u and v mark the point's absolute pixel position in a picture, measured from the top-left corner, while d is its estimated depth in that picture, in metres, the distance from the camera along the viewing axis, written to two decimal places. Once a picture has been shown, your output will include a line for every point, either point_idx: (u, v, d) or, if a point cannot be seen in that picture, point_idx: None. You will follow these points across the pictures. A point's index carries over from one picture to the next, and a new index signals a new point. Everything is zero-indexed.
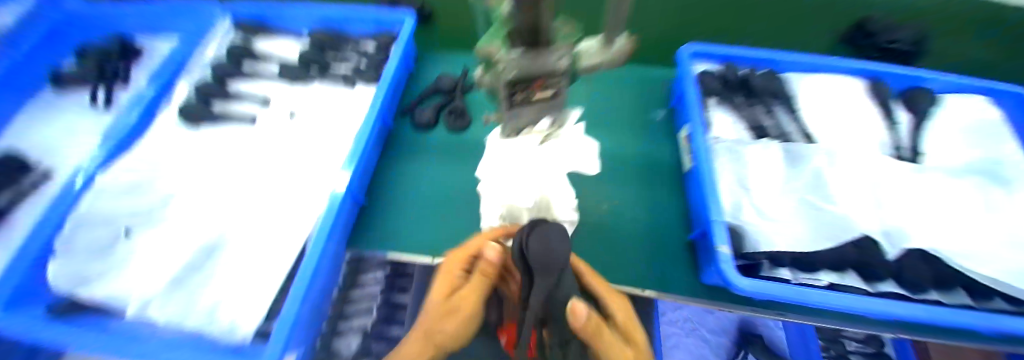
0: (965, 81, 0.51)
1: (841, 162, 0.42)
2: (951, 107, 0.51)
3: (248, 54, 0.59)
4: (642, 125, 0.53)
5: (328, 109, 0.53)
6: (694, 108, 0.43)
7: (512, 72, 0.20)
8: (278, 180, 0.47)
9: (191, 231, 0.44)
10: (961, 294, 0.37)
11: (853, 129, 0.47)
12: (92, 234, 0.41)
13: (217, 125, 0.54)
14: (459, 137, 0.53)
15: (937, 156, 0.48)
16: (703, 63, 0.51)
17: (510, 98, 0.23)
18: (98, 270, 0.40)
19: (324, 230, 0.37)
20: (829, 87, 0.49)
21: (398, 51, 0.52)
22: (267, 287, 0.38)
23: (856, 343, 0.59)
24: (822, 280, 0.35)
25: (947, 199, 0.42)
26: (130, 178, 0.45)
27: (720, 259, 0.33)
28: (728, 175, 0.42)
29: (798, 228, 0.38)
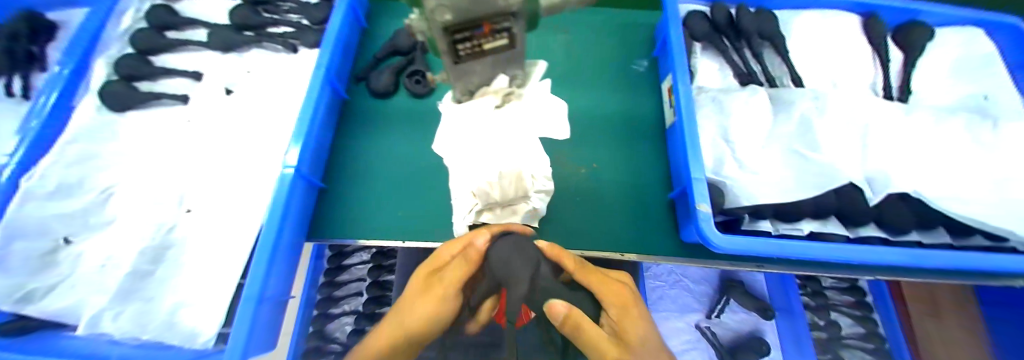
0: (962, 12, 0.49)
1: (830, 105, 0.39)
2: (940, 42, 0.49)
3: (168, 20, 0.50)
4: (624, 78, 0.49)
5: (270, 80, 0.47)
6: (679, 55, 0.39)
7: (446, 14, 0.16)
8: (225, 166, 0.42)
9: (127, 230, 0.39)
10: (941, 233, 0.37)
11: (845, 70, 0.44)
12: (26, 246, 0.36)
13: (148, 107, 0.46)
14: (424, 103, 0.48)
15: (928, 94, 0.46)
16: (689, 3, 0.46)
17: (454, 50, 0.19)
18: (43, 284, 0.35)
19: (274, 217, 0.33)
20: (820, 24, 0.46)
21: (342, 5, 0.45)
22: (224, 285, 0.35)
23: (833, 280, 0.61)
24: (801, 230, 0.36)
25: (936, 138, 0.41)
26: (58, 178, 0.39)
27: (700, 218, 0.31)
28: (710, 128, 0.39)
29: (782, 178, 0.35)
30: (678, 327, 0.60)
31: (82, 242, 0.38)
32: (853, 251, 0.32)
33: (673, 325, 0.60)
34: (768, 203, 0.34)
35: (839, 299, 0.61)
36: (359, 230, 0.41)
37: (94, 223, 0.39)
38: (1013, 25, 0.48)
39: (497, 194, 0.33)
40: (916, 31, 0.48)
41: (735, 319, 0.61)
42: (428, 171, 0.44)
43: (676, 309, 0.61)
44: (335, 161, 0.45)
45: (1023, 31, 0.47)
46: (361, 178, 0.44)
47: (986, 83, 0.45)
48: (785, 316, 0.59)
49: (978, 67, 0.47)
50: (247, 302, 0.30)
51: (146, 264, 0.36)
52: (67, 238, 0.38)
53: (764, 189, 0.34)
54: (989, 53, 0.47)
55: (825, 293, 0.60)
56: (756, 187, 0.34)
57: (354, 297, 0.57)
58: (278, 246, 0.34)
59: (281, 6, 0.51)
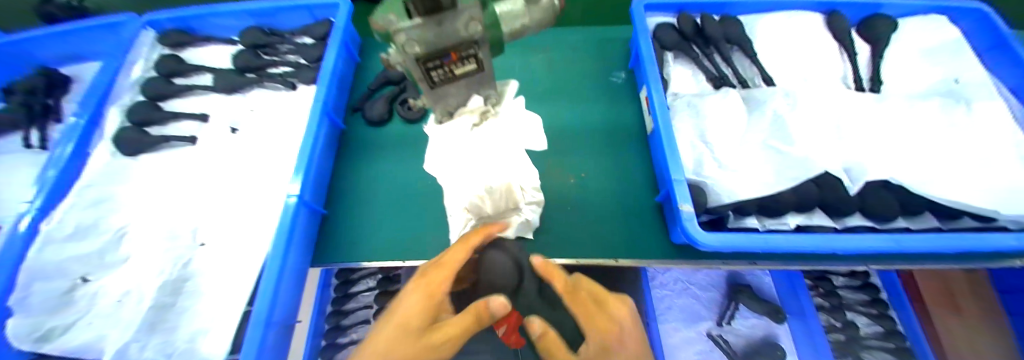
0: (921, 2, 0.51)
1: (801, 101, 0.41)
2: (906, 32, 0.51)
3: (177, 68, 0.54)
4: (605, 89, 0.51)
5: (273, 117, 0.50)
6: (651, 65, 0.41)
7: (416, 46, 0.18)
8: (232, 199, 0.44)
9: (141, 266, 0.41)
10: (928, 217, 0.38)
11: (815, 67, 0.47)
12: (45, 287, 0.38)
13: (159, 150, 0.49)
14: (417, 127, 0.51)
15: (901, 81, 0.48)
16: (659, 15, 0.49)
17: (427, 76, 0.21)
18: (61, 323, 0.37)
19: (279, 243, 0.35)
20: (785, 25, 0.48)
21: (337, 43, 0.49)
22: (233, 314, 0.36)
23: (844, 278, 0.60)
24: (788, 224, 0.36)
25: (911, 124, 0.42)
26: (75, 221, 0.42)
27: (682, 218, 0.32)
28: (689, 131, 0.41)
29: (762, 174, 0.37)
30: (689, 336, 0.60)
31: (99, 280, 0.40)
32: (839, 241, 0.32)
33: (683, 335, 0.60)
34: (748, 198, 0.35)
35: (853, 298, 0.59)
36: (361, 252, 0.42)
37: (109, 262, 0.41)
38: (974, 11, 0.50)
39: (488, 207, 0.35)
40: (878, 25, 0.50)
41: (747, 325, 0.60)
42: (424, 191, 0.46)
43: (684, 317, 0.61)
44: (336, 188, 0.47)
45: (983, 16, 0.49)
46: (361, 203, 0.46)
47: (953, 69, 0.47)
48: (797, 320, 0.57)
49: (945, 54, 0.49)
50: (255, 327, 0.31)
51: (167, 296, 0.38)
52: (85, 277, 0.40)
53: (744, 185, 0.35)
54: (954, 39, 0.49)
55: (837, 293, 0.58)
56: (736, 183, 0.36)
57: (361, 325, 0.57)
58: (283, 272, 0.35)
59: (280, 48, 0.55)
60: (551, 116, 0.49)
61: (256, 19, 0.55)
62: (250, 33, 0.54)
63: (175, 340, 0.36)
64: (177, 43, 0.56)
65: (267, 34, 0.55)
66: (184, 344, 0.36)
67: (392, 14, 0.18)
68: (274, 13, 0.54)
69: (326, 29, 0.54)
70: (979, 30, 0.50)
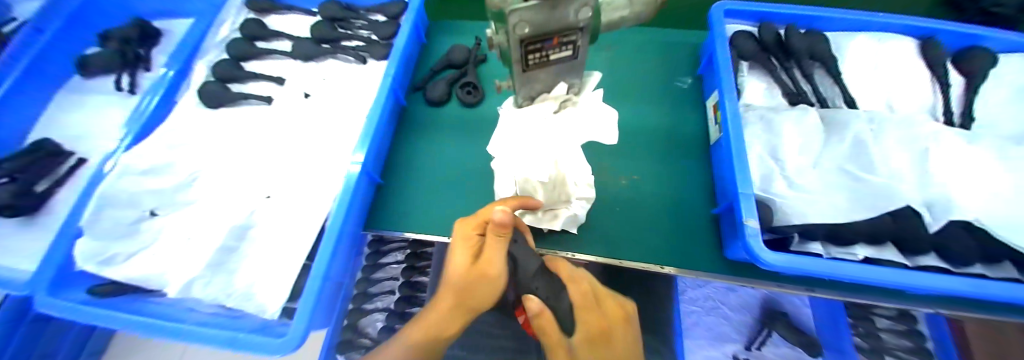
0: None
1: (885, 128, 0.38)
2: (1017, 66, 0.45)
3: (261, 33, 0.58)
4: (667, 94, 0.50)
5: (340, 87, 0.53)
6: (725, 74, 0.40)
7: (525, 28, 0.19)
8: (298, 159, 0.48)
9: (216, 208, 0.45)
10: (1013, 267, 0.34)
11: (903, 94, 0.43)
12: (116, 215, 0.41)
13: (236, 105, 0.53)
14: (472, 112, 0.52)
15: (1002, 121, 0.44)
16: (735, 23, 0.47)
17: (524, 60, 0.22)
18: (126, 250, 0.40)
19: (342, 204, 0.38)
20: (877, 46, 0.45)
21: (409, 24, 0.51)
22: (291, 265, 0.39)
23: (887, 320, 0.52)
24: (857, 255, 0.34)
25: (1011, 167, 0.38)
26: (152, 161, 0.46)
27: (746, 233, 0.31)
28: (758, 145, 0.39)
29: (836, 197, 0.34)
30: (714, 356, 0.58)
31: (164, 216, 0.45)
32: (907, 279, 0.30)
33: (707, 353, 0.58)
34: (818, 222, 0.33)
35: (896, 344, 0.51)
36: (409, 224, 0.44)
37: (180, 200, 0.46)
38: None
39: (541, 196, 0.37)
40: (982, 57, 0.46)
41: (778, 354, 0.57)
42: (473, 175, 0.47)
43: (710, 336, 0.59)
44: (390, 160, 0.49)
45: None
46: (414, 178, 0.48)
47: None
48: (835, 356, 0.51)
49: None
50: (315, 279, 0.34)
51: (232, 241, 0.41)
52: (153, 211, 0.44)
53: (816, 210, 0.33)
54: None
55: (878, 336, 0.51)
56: (806, 206, 0.34)
57: (388, 295, 0.56)
58: (342, 232, 0.37)
59: (354, 23, 0.58)
60: None
61: None
62: (329, 6, 0.57)
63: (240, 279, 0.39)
64: (263, 10, 0.60)
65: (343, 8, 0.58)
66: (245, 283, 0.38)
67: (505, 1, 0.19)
68: None
69: (398, 7, 0.56)
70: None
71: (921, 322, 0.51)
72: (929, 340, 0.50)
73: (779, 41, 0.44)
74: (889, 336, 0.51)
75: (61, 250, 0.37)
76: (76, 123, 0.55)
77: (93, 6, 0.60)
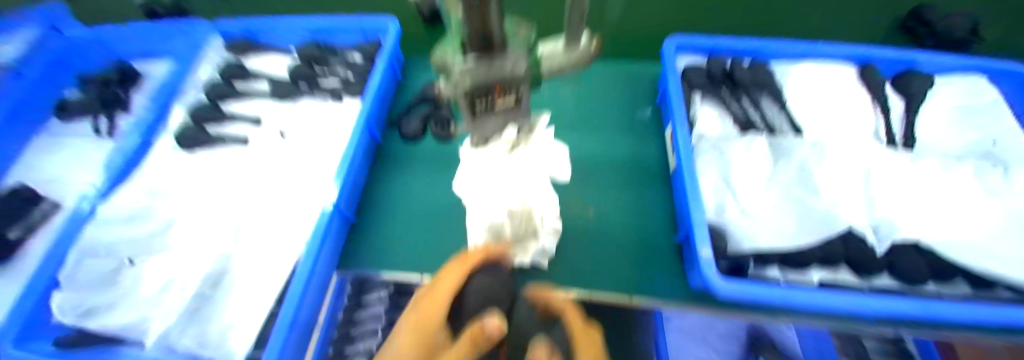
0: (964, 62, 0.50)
1: (825, 152, 0.42)
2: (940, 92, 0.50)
3: (240, 74, 0.60)
4: (629, 123, 0.53)
5: (317, 126, 0.54)
6: (677, 107, 0.43)
7: (467, 79, 0.20)
8: (272, 200, 0.48)
9: (187, 253, 0.44)
10: (962, 283, 0.35)
11: (846, 119, 0.46)
12: (94, 264, 0.42)
13: (211, 147, 0.54)
14: (446, 146, 0.54)
15: (932, 141, 0.47)
16: (688, 57, 0.50)
17: (471, 108, 0.23)
18: (104, 301, 0.40)
19: (314, 245, 0.38)
20: (818, 75, 0.48)
21: (384, 64, 0.53)
22: (261, 310, 0.39)
23: None
24: (811, 278, 0.35)
25: (945, 184, 0.41)
26: (131, 207, 0.46)
27: (700, 261, 0.32)
28: (711, 175, 0.41)
29: (784, 224, 0.37)
30: None
31: (143, 263, 0.44)
32: (859, 303, 0.31)
33: None
34: (768, 247, 0.35)
35: None
36: (385, 262, 0.45)
37: (157, 246, 0.45)
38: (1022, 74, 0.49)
39: (507, 230, 0.36)
40: (913, 81, 0.50)
41: None
42: (448, 209, 0.48)
43: None
44: (367, 197, 0.50)
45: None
46: (390, 214, 0.48)
47: (990, 135, 0.47)
48: None
49: (980, 117, 0.48)
50: (281, 327, 0.33)
51: (206, 288, 0.41)
52: (130, 259, 0.44)
53: (767, 235, 0.36)
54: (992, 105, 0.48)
55: None
56: (757, 231, 0.36)
57: None
58: (313, 275, 0.38)
59: (331, 62, 0.60)
60: (576, 145, 0.51)
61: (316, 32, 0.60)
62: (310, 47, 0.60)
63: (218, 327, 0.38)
64: (241, 51, 0.61)
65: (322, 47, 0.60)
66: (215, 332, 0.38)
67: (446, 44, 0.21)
68: (330, 32, 0.60)
69: (375, 46, 0.59)
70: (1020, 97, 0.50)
71: None
72: None
73: (728, 74, 0.48)
74: None
75: (19, 308, 0.36)
76: (43, 169, 0.54)
77: (71, 48, 0.61)
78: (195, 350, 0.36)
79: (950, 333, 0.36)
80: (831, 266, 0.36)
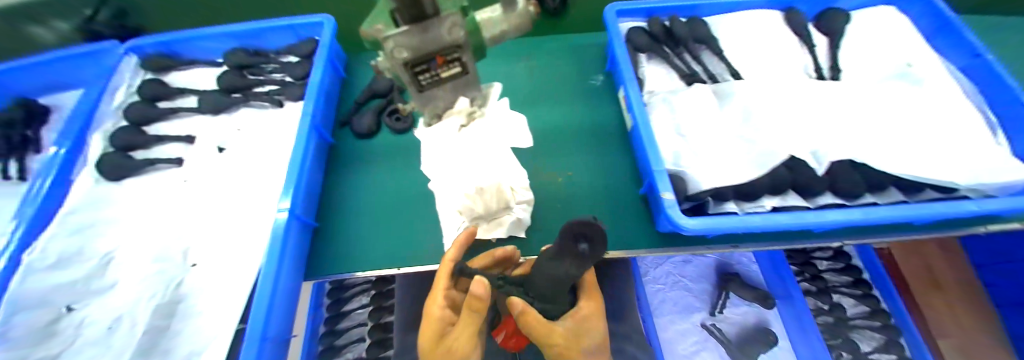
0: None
1: (762, 89, 0.45)
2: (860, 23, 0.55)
3: (161, 90, 0.53)
4: (582, 90, 0.54)
5: (258, 136, 0.49)
6: (626, 68, 0.45)
7: (403, 52, 0.20)
8: (217, 218, 0.43)
9: (127, 288, 0.40)
10: (895, 191, 0.41)
11: (777, 62, 0.50)
12: (27, 320, 0.37)
13: (139, 173, 0.48)
14: (405, 138, 0.52)
15: (856, 69, 0.52)
16: (629, 21, 0.52)
17: (416, 80, 0.23)
18: (47, 354, 0.36)
19: (275, 254, 0.36)
20: (747, 23, 0.52)
21: (322, 59, 0.49)
22: (227, 319, 0.36)
23: (827, 262, 0.71)
24: (765, 205, 0.38)
25: None
26: (60, 249, 0.40)
27: (666, 206, 0.34)
28: (665, 125, 0.44)
29: (730, 159, 0.40)
30: (684, 328, 0.64)
31: (85, 308, 0.39)
32: (808, 217, 0.34)
33: (678, 327, 0.64)
34: (726, 184, 0.37)
35: (838, 280, 0.69)
36: (358, 263, 0.42)
37: (96, 288, 0.40)
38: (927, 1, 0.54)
39: (479, 208, 0.35)
40: (832, 19, 0.53)
41: (737, 313, 0.65)
42: (413, 198, 0.46)
43: (678, 310, 0.66)
44: (328, 199, 0.47)
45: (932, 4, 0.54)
46: (348, 210, 0.46)
47: (909, 53, 0.51)
48: (786, 303, 0.62)
49: (899, 41, 0.53)
50: (250, 344, 0.31)
51: (157, 321, 0.38)
52: (70, 306, 0.39)
53: (714, 172, 0.38)
54: (908, 29, 0.53)
55: (822, 276, 0.68)
56: (708, 172, 0.38)
57: (355, 344, 0.59)
58: (277, 286, 0.35)
59: (265, 68, 0.54)
60: (535, 119, 0.51)
61: (166, 45, 0.54)
62: (159, 62, 0.55)
63: (196, 331, 0.36)
64: (163, 65, 0.55)
65: (177, 61, 0.56)
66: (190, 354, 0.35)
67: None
68: (258, 34, 0.53)
69: (311, 42, 0.54)
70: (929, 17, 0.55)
71: (854, 258, 0.69)
72: (865, 273, 0.67)
73: (669, 31, 0.49)
74: (829, 273, 0.70)
75: None
76: None
77: None
78: None
79: (886, 237, 0.40)
80: (779, 192, 0.39)
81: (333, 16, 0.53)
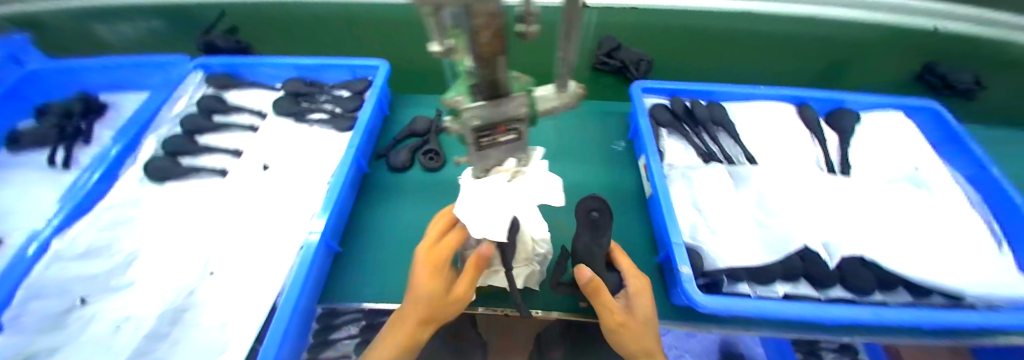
0: (901, 100, 0.57)
1: (778, 179, 0.48)
2: (874, 125, 0.56)
3: (215, 106, 0.57)
4: (608, 154, 0.57)
5: (302, 158, 0.52)
6: (648, 139, 0.49)
7: (475, 121, 0.23)
8: (246, 231, 0.45)
9: (149, 286, 0.40)
10: (903, 292, 0.43)
11: (789, 151, 0.53)
12: (42, 306, 0.37)
13: (183, 179, 0.50)
14: (433, 177, 0.55)
15: (864, 167, 0.53)
16: (654, 97, 0.57)
17: (477, 142, 0.25)
18: (52, 345, 0.35)
19: (299, 280, 0.38)
20: (764, 113, 0.55)
21: (373, 99, 0.55)
22: (243, 327, 0.37)
23: (833, 353, 0.56)
24: (777, 291, 0.40)
25: (886, 210, 0.47)
26: (90, 241, 0.42)
27: (682, 279, 0.36)
28: (683, 198, 0.46)
29: (750, 245, 0.42)
30: None
31: (97, 303, 0.39)
32: (919, 315, 0.36)
33: None
34: (737, 265, 0.40)
35: None
36: (372, 290, 0.44)
37: (114, 285, 0.40)
38: (932, 110, 0.55)
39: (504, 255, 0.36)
40: (841, 118, 0.55)
41: None
42: None
43: None
44: (353, 226, 0.50)
45: (939, 114, 0.55)
46: (369, 239, 0.48)
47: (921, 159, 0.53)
48: None
49: (914, 145, 0.55)
50: None
51: (162, 327, 0.37)
52: (84, 298, 0.39)
53: (732, 252, 0.41)
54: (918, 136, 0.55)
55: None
56: (726, 252, 0.41)
57: None
58: (296, 311, 0.37)
59: (317, 97, 0.60)
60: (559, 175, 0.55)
61: (231, 67, 0.60)
62: (219, 78, 0.59)
63: (201, 345, 0.36)
64: (221, 82, 0.59)
65: (235, 81, 0.60)
66: None
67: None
68: (319, 69, 0.60)
69: (364, 82, 0.59)
70: (937, 128, 0.56)
71: (862, 352, 0.56)
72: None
73: (689, 111, 0.54)
74: None
75: None
76: None
77: (30, 78, 0.57)
78: None
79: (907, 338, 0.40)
80: (819, 286, 0.41)
81: (388, 61, 0.59)
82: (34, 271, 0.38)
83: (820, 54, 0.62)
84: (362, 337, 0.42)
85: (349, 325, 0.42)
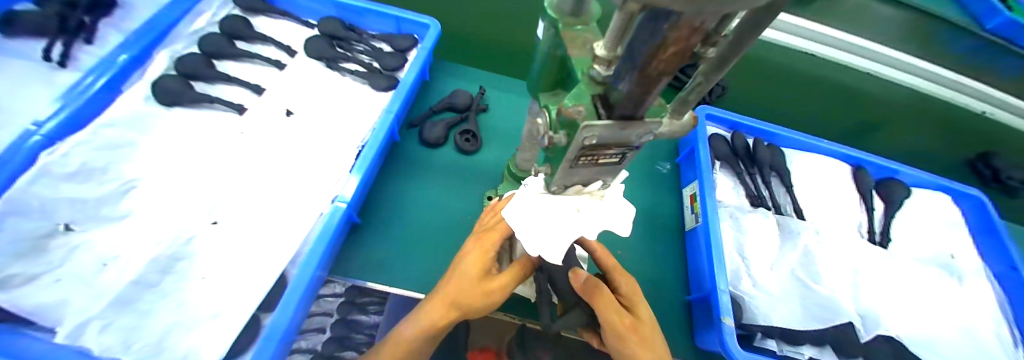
0: (953, 184, 0.55)
1: (824, 241, 0.46)
2: (921, 202, 0.55)
3: (239, 32, 0.51)
4: (650, 174, 0.54)
5: (329, 112, 0.47)
6: (705, 170, 0.46)
7: (592, 139, 0.19)
8: (261, 183, 0.41)
9: (146, 224, 0.36)
10: None
11: (836, 211, 0.51)
12: (19, 224, 0.32)
13: (193, 107, 0.45)
14: (466, 160, 0.50)
15: (904, 243, 0.52)
16: (713, 126, 0.54)
17: (575, 160, 0.22)
18: (25, 272, 0.31)
19: (317, 252, 0.34)
20: (820, 167, 0.52)
21: (419, 63, 0.49)
22: (249, 291, 0.34)
23: None
24: (803, 354, 0.38)
25: (919, 293, 0.46)
26: (84, 160, 0.37)
27: (724, 331, 0.34)
28: (728, 241, 0.44)
29: (791, 305, 0.40)
30: None
31: (84, 231, 0.34)
32: None
33: None
34: (777, 323, 0.38)
35: None
36: (386, 272, 0.41)
37: (106, 214, 0.36)
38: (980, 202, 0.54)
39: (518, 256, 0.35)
40: (893, 188, 0.53)
41: None
42: (458, 225, 0.45)
43: None
44: (374, 197, 0.46)
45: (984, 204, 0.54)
46: (389, 215, 0.45)
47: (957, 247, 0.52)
48: None
49: (954, 232, 0.54)
50: (266, 340, 0.30)
51: (156, 274, 0.34)
52: (69, 224, 0.34)
53: (772, 308, 0.39)
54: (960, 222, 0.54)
55: None
56: (769, 307, 0.39)
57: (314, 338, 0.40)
58: (310, 284, 0.34)
59: (354, 44, 0.53)
60: None
61: None
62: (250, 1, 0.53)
63: (200, 301, 0.33)
64: (251, 5, 0.53)
65: (266, 6, 0.54)
66: (176, 323, 0.32)
67: (580, 46, 0.21)
68: (362, 14, 0.53)
69: (408, 38, 0.53)
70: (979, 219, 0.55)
71: None
72: None
73: (749, 151, 0.51)
74: None
75: None
76: None
77: None
78: (129, 340, 0.30)
79: None
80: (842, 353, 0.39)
81: (438, 21, 0.52)
82: (15, 183, 0.33)
83: (902, 123, 0.57)
84: (346, 299, 0.41)
85: (334, 284, 0.41)
